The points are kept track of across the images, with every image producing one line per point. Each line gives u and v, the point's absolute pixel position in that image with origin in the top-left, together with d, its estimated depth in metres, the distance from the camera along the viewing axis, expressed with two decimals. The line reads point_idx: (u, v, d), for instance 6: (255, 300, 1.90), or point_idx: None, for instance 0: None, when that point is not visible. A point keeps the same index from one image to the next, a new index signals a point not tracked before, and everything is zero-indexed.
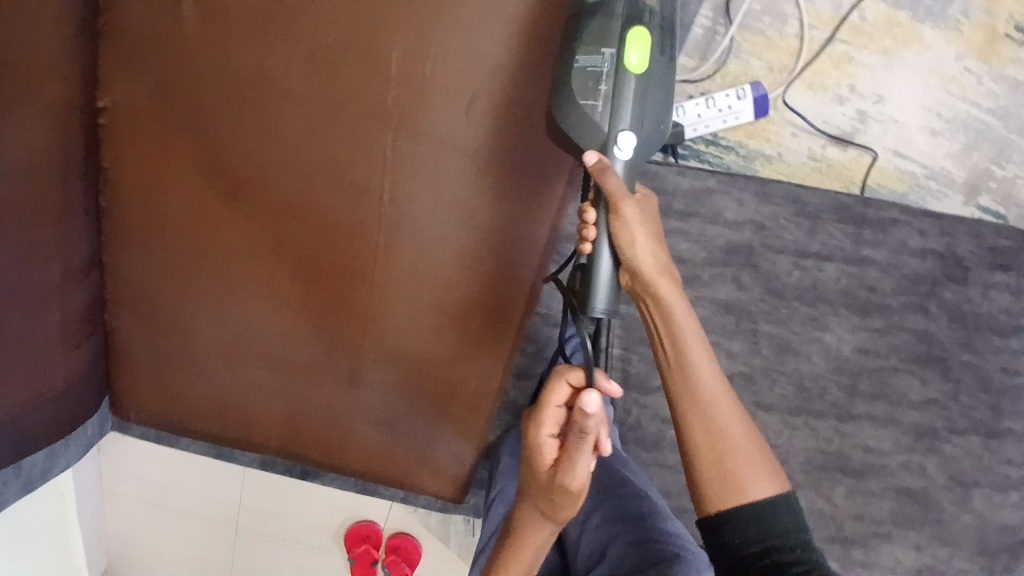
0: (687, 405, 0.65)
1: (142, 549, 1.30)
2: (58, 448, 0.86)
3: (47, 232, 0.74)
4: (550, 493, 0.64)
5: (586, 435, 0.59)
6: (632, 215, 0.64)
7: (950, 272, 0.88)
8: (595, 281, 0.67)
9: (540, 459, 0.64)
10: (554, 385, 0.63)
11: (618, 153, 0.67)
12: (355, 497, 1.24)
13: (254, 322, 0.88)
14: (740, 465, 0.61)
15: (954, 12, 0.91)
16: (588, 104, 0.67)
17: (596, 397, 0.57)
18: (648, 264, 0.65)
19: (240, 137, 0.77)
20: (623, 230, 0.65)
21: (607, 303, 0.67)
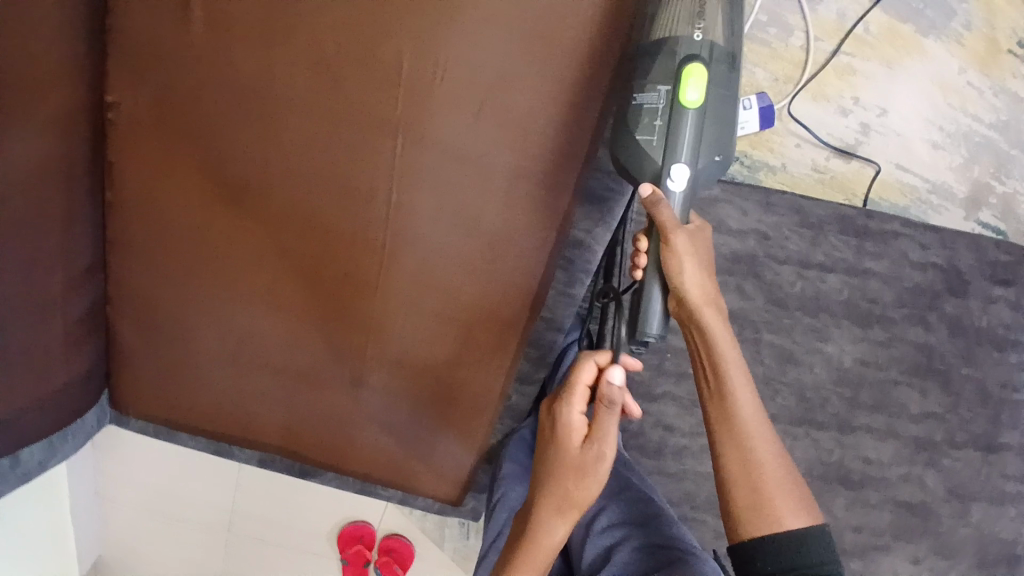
0: (726, 433, 0.69)
1: (134, 545, 1.29)
2: (57, 441, 0.86)
3: (50, 230, 0.74)
4: (582, 468, 0.67)
5: (614, 405, 0.65)
6: (683, 246, 0.66)
7: (951, 286, 0.89)
8: (646, 307, 0.70)
9: (570, 436, 0.67)
10: (584, 363, 0.67)
11: (669, 184, 0.71)
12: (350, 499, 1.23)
13: (257, 327, 0.88)
14: (774, 496, 0.66)
15: (957, 25, 0.92)
16: (644, 138, 0.72)
17: (620, 370, 0.64)
18: (695, 294, 0.68)
19: (246, 142, 0.77)
20: (673, 260, 0.67)
21: (658, 328, 0.70)
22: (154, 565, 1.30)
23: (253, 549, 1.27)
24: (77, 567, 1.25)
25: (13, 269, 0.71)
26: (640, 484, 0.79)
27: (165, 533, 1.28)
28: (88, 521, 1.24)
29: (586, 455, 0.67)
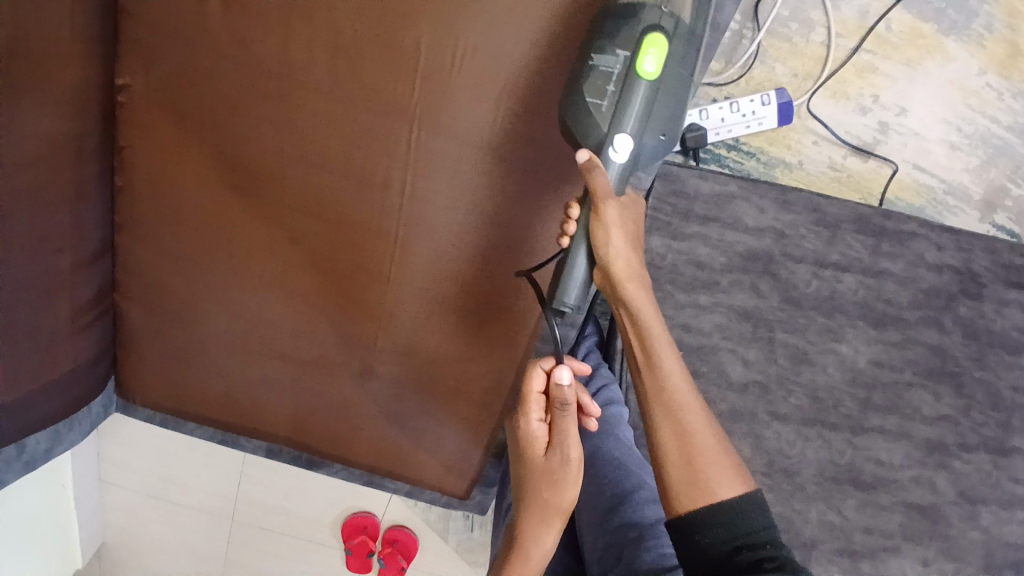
0: (658, 405, 0.66)
1: (136, 534, 1.28)
2: (63, 429, 0.85)
3: (61, 213, 0.73)
4: (552, 473, 0.70)
5: (567, 405, 0.67)
6: (612, 218, 0.63)
7: (965, 287, 0.88)
8: (567, 277, 0.65)
9: (533, 444, 0.71)
10: (532, 373, 0.69)
11: (613, 155, 0.63)
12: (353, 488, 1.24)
13: (266, 315, 0.87)
14: (709, 464, 0.63)
15: (978, 27, 0.90)
16: (593, 101, 0.63)
17: (567, 370, 0.66)
18: (621, 268, 0.65)
19: (258, 128, 0.76)
20: (600, 231, 0.64)
21: (576, 299, 0.66)
22: (156, 554, 1.29)
23: (256, 539, 1.27)
24: (78, 553, 1.24)
25: (21, 253, 0.69)
26: (649, 482, 0.78)
27: (166, 521, 1.27)
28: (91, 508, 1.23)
29: (552, 460, 0.70)
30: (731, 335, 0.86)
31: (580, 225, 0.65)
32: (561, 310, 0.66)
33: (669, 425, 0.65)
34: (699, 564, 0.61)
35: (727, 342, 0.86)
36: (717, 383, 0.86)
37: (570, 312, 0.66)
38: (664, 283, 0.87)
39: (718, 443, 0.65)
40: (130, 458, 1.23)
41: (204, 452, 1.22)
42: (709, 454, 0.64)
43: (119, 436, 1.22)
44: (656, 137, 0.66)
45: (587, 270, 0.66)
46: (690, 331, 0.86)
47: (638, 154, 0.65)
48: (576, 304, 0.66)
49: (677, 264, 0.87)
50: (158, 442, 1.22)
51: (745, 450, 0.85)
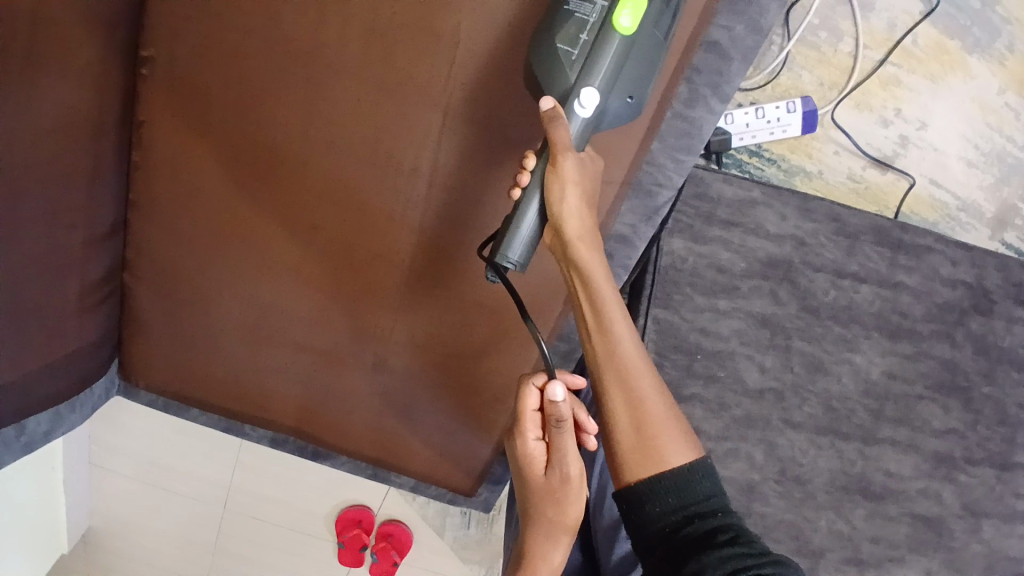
0: (610, 375, 0.63)
1: (125, 519, 1.26)
2: (63, 411, 0.81)
3: (76, 189, 0.71)
4: (554, 493, 0.66)
5: (563, 422, 0.62)
6: (571, 173, 0.59)
7: (977, 303, 0.90)
8: (513, 233, 0.62)
9: (532, 464, 0.68)
10: (523, 392, 0.65)
11: (579, 110, 0.59)
12: (349, 480, 1.23)
13: (278, 303, 0.85)
14: (659, 434, 0.62)
15: (1000, 46, 0.91)
16: (563, 48, 0.59)
17: (561, 385, 0.62)
18: (573, 226, 0.61)
19: (282, 109, 0.74)
20: (556, 186, 0.60)
21: (521, 256, 0.62)
22: (144, 541, 1.27)
23: (247, 528, 1.25)
24: (65, 537, 1.21)
25: (34, 228, 0.67)
26: None
27: (159, 508, 1.25)
28: (81, 492, 1.21)
29: (553, 478, 0.66)
30: (749, 341, 0.86)
31: (535, 177, 0.61)
32: (505, 267, 0.63)
33: (621, 396, 0.62)
34: (648, 535, 0.61)
35: (744, 348, 0.86)
36: (733, 389, 0.85)
37: (513, 268, 0.62)
38: (684, 286, 0.86)
39: (670, 412, 0.63)
40: (123, 441, 1.21)
41: (198, 439, 1.21)
42: (660, 425, 0.62)
43: (116, 420, 1.20)
44: (623, 100, 0.62)
45: (536, 228, 0.62)
46: (708, 335, 0.86)
47: (603, 113, 0.61)
48: (521, 261, 0.63)
49: (698, 268, 0.87)
50: (153, 426, 1.21)
51: (758, 457, 0.85)
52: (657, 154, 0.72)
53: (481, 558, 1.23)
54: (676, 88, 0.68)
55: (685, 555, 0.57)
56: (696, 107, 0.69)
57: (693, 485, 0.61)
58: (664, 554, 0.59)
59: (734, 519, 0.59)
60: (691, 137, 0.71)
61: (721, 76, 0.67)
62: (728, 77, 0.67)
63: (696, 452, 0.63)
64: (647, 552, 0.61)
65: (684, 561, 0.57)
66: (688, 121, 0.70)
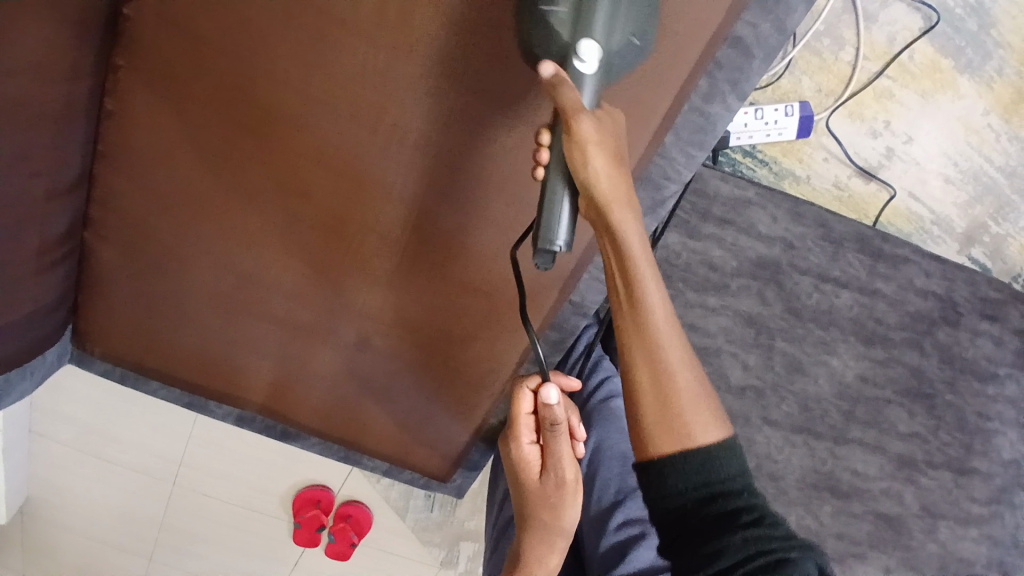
0: (639, 352, 0.56)
1: (68, 493, 1.20)
2: (14, 377, 0.75)
3: (45, 136, 0.64)
4: (549, 497, 0.61)
5: (558, 426, 0.59)
6: (590, 135, 0.52)
7: (946, 314, 0.93)
8: (550, 213, 0.54)
9: (526, 470, 0.63)
10: (518, 395, 0.62)
11: (581, 67, 0.52)
12: (309, 461, 1.19)
13: (259, 272, 0.80)
14: (688, 412, 0.56)
15: (990, 68, 0.94)
16: (550, 11, 0.53)
17: (555, 388, 0.58)
18: (603, 190, 0.53)
19: (283, 66, 0.68)
20: (577, 151, 0.52)
21: (566, 236, 0.54)
22: (88, 515, 1.21)
23: (200, 506, 1.20)
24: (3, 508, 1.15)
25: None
26: None
27: (106, 482, 1.18)
28: (20, 462, 1.13)
29: (547, 484, 0.62)
30: (734, 339, 0.89)
31: (554, 151, 0.54)
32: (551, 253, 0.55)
33: (650, 373, 0.56)
34: (665, 507, 0.57)
35: (729, 345, 0.89)
36: (716, 385, 0.88)
37: (563, 252, 0.54)
38: (676, 281, 0.89)
39: (703, 389, 0.57)
40: (67, 416, 1.14)
41: (152, 414, 1.15)
42: (691, 402, 0.56)
43: (65, 387, 1.12)
44: (629, 40, 0.55)
45: (572, 202, 0.54)
46: (696, 332, 0.88)
47: (611, 62, 0.54)
48: (568, 243, 0.54)
49: (691, 263, 0.90)
50: (102, 399, 1.13)
51: None
52: (671, 147, 0.72)
53: (440, 541, 1.21)
54: (696, 82, 0.68)
55: (706, 536, 0.54)
56: (714, 103, 0.69)
57: (721, 462, 0.56)
58: (683, 530, 0.56)
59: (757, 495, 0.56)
60: (706, 133, 0.71)
61: (742, 73, 0.67)
62: (748, 74, 0.67)
63: (726, 432, 0.57)
64: (663, 523, 0.58)
65: (704, 541, 0.54)
66: (704, 116, 0.69)
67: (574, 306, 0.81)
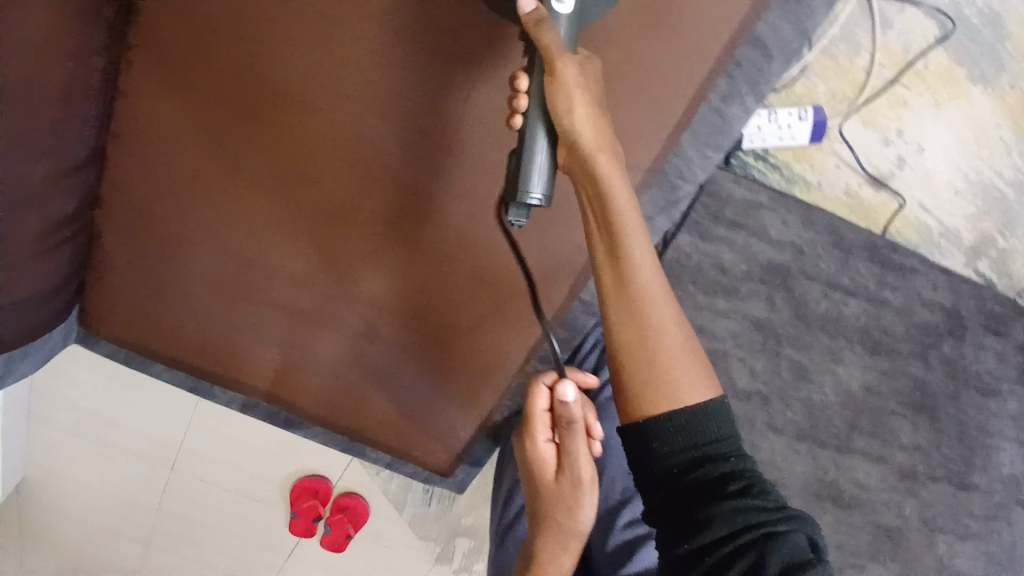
0: (624, 308, 0.54)
1: (66, 475, 1.19)
2: (17, 358, 0.74)
3: (53, 118, 0.62)
4: (564, 498, 0.62)
5: (575, 424, 0.59)
6: (572, 76, 0.50)
7: (952, 328, 0.93)
8: (528, 163, 0.52)
9: (542, 468, 0.63)
10: (535, 392, 0.62)
11: (558, 8, 0.51)
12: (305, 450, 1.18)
13: (265, 258, 0.80)
14: (676, 368, 0.53)
15: (1003, 81, 0.94)
16: None
17: (572, 386, 0.58)
18: (586, 134, 0.51)
19: (299, 50, 0.68)
20: (559, 94, 0.51)
21: (544, 186, 0.53)
22: (86, 497, 1.21)
23: (197, 492, 1.20)
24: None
25: (7, 158, 0.58)
26: None
27: (103, 466, 1.18)
28: (17, 444, 1.12)
29: (563, 484, 0.62)
30: (742, 342, 0.90)
31: (534, 97, 0.52)
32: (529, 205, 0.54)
33: (632, 327, 0.53)
34: (650, 474, 0.53)
35: (737, 349, 0.89)
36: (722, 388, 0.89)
37: (542, 204, 0.53)
38: (686, 282, 0.90)
39: (689, 344, 0.55)
40: (64, 399, 1.12)
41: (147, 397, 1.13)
42: (677, 355, 0.54)
43: (64, 370, 1.10)
44: None
45: (551, 152, 0.53)
46: (704, 334, 0.89)
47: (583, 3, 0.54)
48: (546, 193, 0.53)
49: (701, 265, 0.90)
50: (104, 384, 1.12)
51: None
52: (688, 146, 0.71)
53: (437, 536, 1.21)
54: (715, 81, 0.67)
55: (692, 499, 0.50)
56: (732, 104, 0.68)
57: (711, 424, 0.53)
58: (669, 495, 0.52)
59: (750, 463, 0.52)
60: (724, 134, 0.70)
61: (762, 73, 0.67)
62: (767, 75, 0.67)
63: (715, 392, 0.54)
64: (648, 488, 0.54)
65: (689, 510, 0.50)
66: (722, 116, 0.69)
67: (584, 305, 0.80)
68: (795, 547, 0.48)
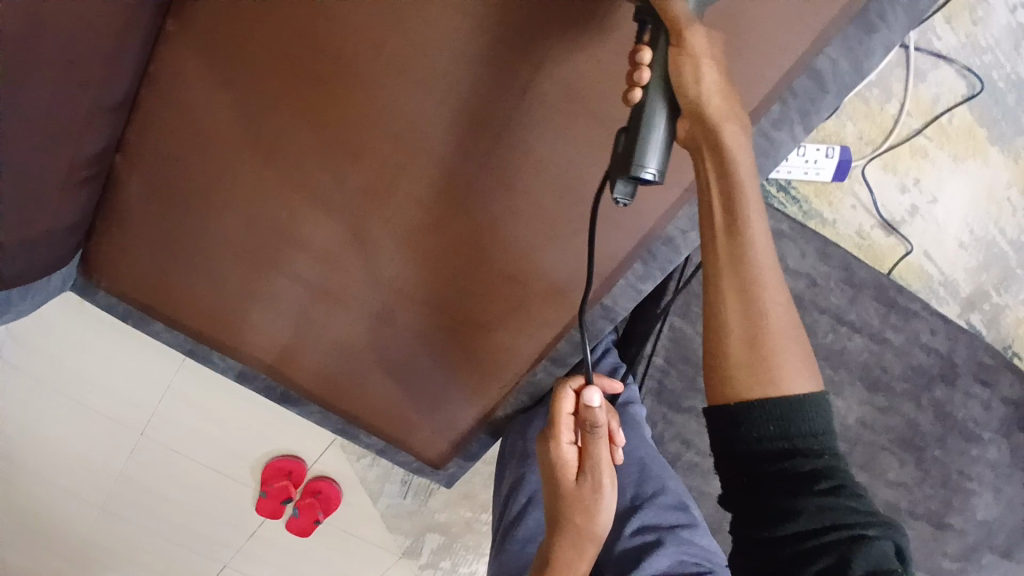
0: (733, 290, 0.53)
1: (31, 425, 1.14)
2: (15, 296, 0.70)
3: (104, 53, 0.59)
4: (584, 502, 0.61)
5: (599, 429, 0.60)
6: (703, 46, 0.50)
7: (944, 373, 0.95)
8: (647, 136, 0.51)
9: (563, 471, 0.63)
10: (561, 393, 0.63)
11: None
12: (280, 429, 1.11)
13: (294, 230, 0.77)
14: (779, 355, 0.53)
15: (1019, 144, 0.98)
16: None
17: (598, 392, 0.60)
18: (717, 105, 0.50)
19: (368, 18, 0.62)
20: (688, 65, 0.50)
21: (659, 163, 0.52)
22: (50, 450, 1.16)
23: (165, 460, 1.15)
24: None
25: (44, 90, 0.55)
26: (671, 485, 0.75)
27: (69, 422, 1.13)
28: None
29: (582, 487, 0.62)
30: None
31: (658, 68, 0.51)
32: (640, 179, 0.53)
33: (739, 306, 0.53)
34: (734, 453, 0.55)
35: None
36: None
37: (654, 180, 0.52)
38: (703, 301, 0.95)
39: (794, 330, 0.54)
40: (42, 350, 1.06)
41: (129, 356, 1.05)
42: (781, 340, 0.53)
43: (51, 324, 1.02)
44: None
45: (669, 126, 0.52)
46: None
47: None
48: (659, 170, 0.52)
49: None
50: (89, 341, 1.05)
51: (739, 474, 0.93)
52: None
53: (409, 528, 1.19)
54: (769, 106, 0.65)
55: (776, 492, 0.52)
56: (781, 129, 0.66)
57: (805, 415, 0.52)
58: (752, 481, 0.54)
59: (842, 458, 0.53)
60: (766, 157, 0.67)
61: (813, 104, 0.64)
62: (819, 107, 0.65)
63: (816, 384, 0.54)
64: (729, 470, 0.55)
65: (773, 500, 0.52)
66: (769, 140, 0.66)
67: (603, 309, 0.77)
68: (877, 555, 0.49)
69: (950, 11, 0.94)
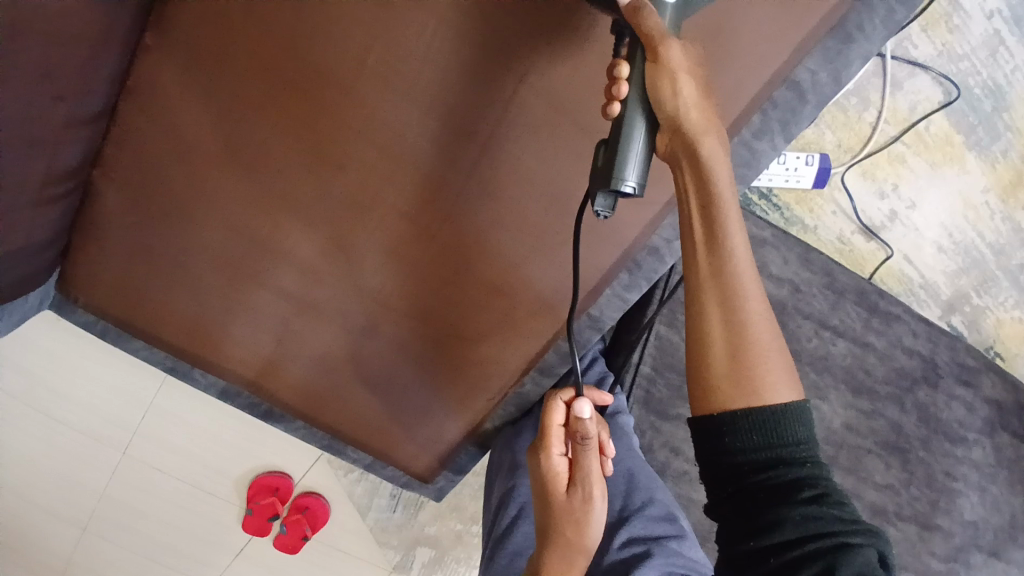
0: (716, 300, 0.54)
1: (12, 446, 1.13)
2: None
3: (79, 70, 0.58)
4: (573, 514, 0.61)
5: (589, 440, 0.60)
6: (678, 60, 0.50)
7: (926, 375, 0.96)
8: (625, 150, 0.52)
9: (554, 482, 0.63)
10: (551, 404, 0.63)
11: None
12: (262, 444, 1.11)
13: (276, 242, 0.76)
14: (760, 365, 0.54)
15: (996, 150, 0.99)
16: None
17: (588, 403, 0.61)
18: (694, 119, 0.51)
19: (350, 29, 0.62)
20: (664, 79, 0.50)
21: (638, 175, 0.52)
22: (32, 471, 1.14)
23: (149, 480, 1.14)
24: None
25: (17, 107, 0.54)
26: (660, 497, 0.75)
27: (50, 442, 1.11)
28: None
29: (573, 500, 0.62)
30: None
31: (635, 83, 0.51)
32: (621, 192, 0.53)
33: (721, 316, 0.54)
34: (720, 465, 0.55)
35: None
36: None
37: (635, 193, 0.52)
38: None
39: (776, 341, 0.55)
40: (22, 367, 1.05)
41: (112, 372, 1.05)
42: (763, 350, 0.54)
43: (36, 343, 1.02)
44: None
45: (648, 139, 0.52)
46: None
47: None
48: (639, 183, 0.53)
49: None
50: (73, 358, 1.04)
51: None
52: None
53: (397, 544, 1.17)
54: (749, 117, 0.66)
55: (762, 502, 0.53)
56: (762, 140, 0.67)
57: (788, 426, 0.53)
58: (738, 491, 0.54)
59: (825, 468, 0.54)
60: (748, 168, 0.68)
61: (794, 115, 0.65)
62: (800, 117, 0.66)
63: (797, 394, 0.55)
64: (716, 482, 0.56)
65: (759, 510, 0.52)
66: (751, 151, 0.67)
67: (590, 320, 0.78)
68: (865, 563, 0.49)
69: (926, 20, 0.96)
